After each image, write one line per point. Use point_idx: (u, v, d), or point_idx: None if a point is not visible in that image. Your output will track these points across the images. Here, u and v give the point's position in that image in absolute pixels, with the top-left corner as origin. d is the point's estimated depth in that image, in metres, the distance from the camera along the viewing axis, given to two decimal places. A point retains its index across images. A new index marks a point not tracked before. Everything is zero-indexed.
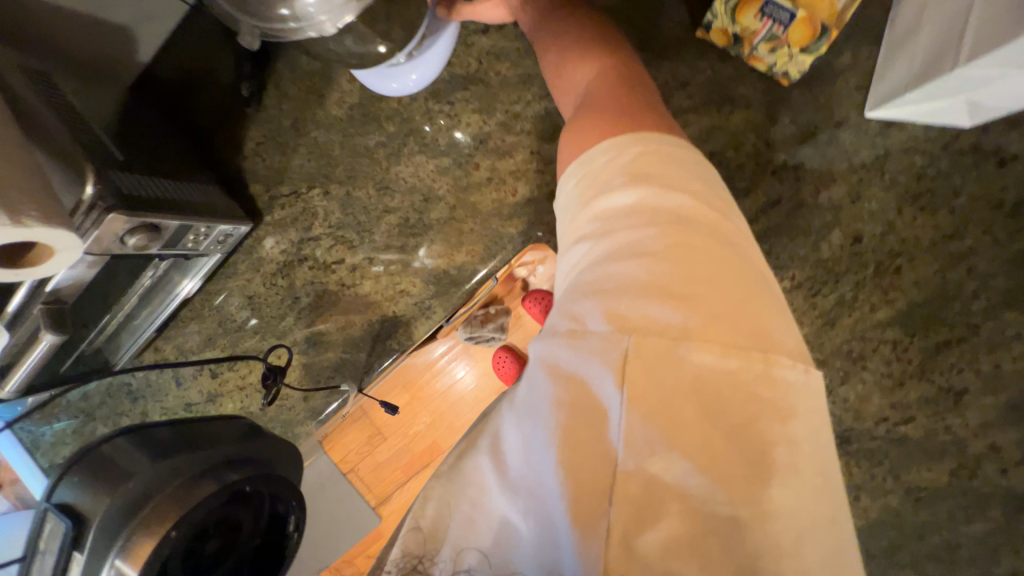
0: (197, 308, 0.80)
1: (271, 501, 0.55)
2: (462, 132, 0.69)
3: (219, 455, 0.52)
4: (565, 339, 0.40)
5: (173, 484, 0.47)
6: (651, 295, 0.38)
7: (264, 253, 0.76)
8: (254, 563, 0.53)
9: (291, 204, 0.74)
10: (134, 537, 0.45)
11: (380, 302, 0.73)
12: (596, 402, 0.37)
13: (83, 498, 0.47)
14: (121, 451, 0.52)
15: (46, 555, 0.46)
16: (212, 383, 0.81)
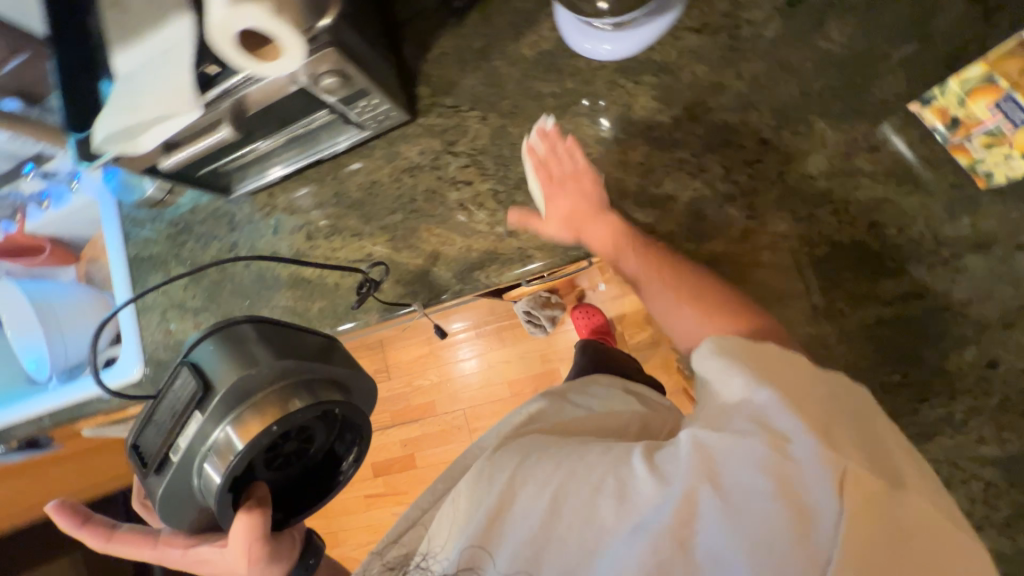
0: (321, 173, 0.85)
1: (344, 426, 0.66)
2: (606, 121, 0.70)
3: (311, 376, 0.59)
4: (762, 439, 0.41)
5: (277, 385, 0.58)
6: (836, 425, 0.41)
7: (403, 149, 0.80)
8: (310, 480, 0.67)
9: (447, 115, 0.78)
10: (240, 417, 0.56)
11: (485, 232, 0.75)
12: (797, 508, 0.38)
13: (211, 371, 0.59)
14: (253, 336, 0.61)
15: (174, 399, 0.60)
16: (302, 243, 0.85)
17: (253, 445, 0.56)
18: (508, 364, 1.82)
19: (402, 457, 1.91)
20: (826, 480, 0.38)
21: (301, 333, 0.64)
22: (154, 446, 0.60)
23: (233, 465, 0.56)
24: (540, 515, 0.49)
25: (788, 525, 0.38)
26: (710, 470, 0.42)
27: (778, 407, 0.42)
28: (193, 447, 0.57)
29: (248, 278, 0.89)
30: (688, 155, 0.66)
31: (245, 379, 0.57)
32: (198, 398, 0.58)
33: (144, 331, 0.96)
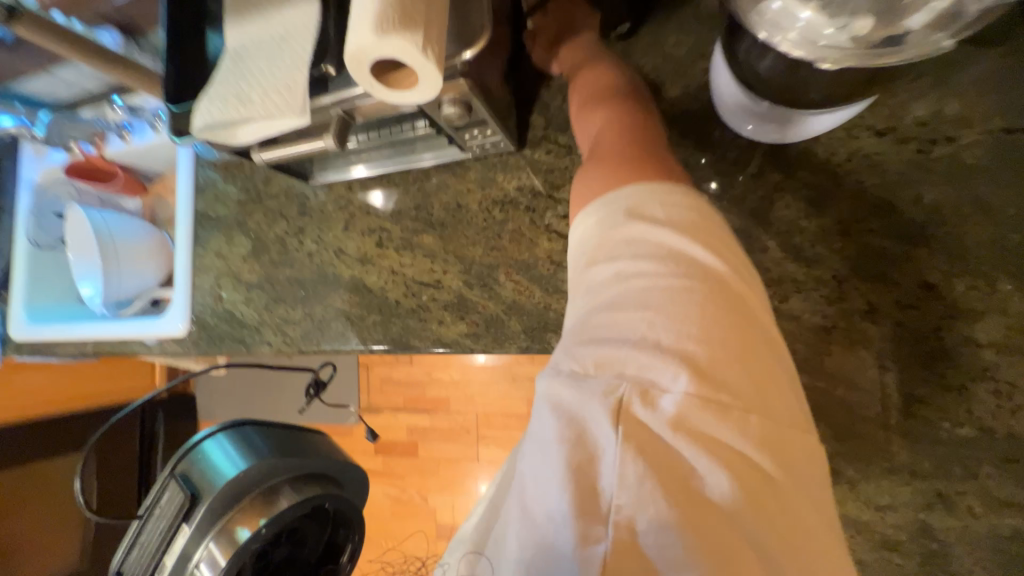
0: (407, 181, 0.79)
1: (336, 524, 0.84)
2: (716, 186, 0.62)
3: (295, 472, 0.73)
4: (564, 374, 0.36)
5: (251, 495, 0.70)
6: (653, 321, 0.35)
7: (500, 179, 0.73)
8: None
9: (558, 155, 0.70)
10: (223, 535, 0.68)
11: (569, 295, 0.68)
12: (581, 434, 0.34)
13: (196, 482, 0.71)
14: (231, 445, 0.73)
15: (157, 519, 0.71)
16: (370, 249, 0.80)
17: (245, 549, 0.68)
18: (531, 382, 1.77)
19: (405, 443, 1.91)
20: (609, 372, 0.35)
21: (290, 437, 0.78)
22: (142, 561, 0.71)
23: (221, 571, 0.67)
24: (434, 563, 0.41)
25: (589, 462, 0.33)
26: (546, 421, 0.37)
27: (585, 320, 0.38)
28: (185, 557, 0.68)
29: (307, 269, 0.85)
30: (828, 277, 0.57)
31: (238, 481, 0.69)
32: (187, 509, 0.70)
33: (196, 291, 0.94)
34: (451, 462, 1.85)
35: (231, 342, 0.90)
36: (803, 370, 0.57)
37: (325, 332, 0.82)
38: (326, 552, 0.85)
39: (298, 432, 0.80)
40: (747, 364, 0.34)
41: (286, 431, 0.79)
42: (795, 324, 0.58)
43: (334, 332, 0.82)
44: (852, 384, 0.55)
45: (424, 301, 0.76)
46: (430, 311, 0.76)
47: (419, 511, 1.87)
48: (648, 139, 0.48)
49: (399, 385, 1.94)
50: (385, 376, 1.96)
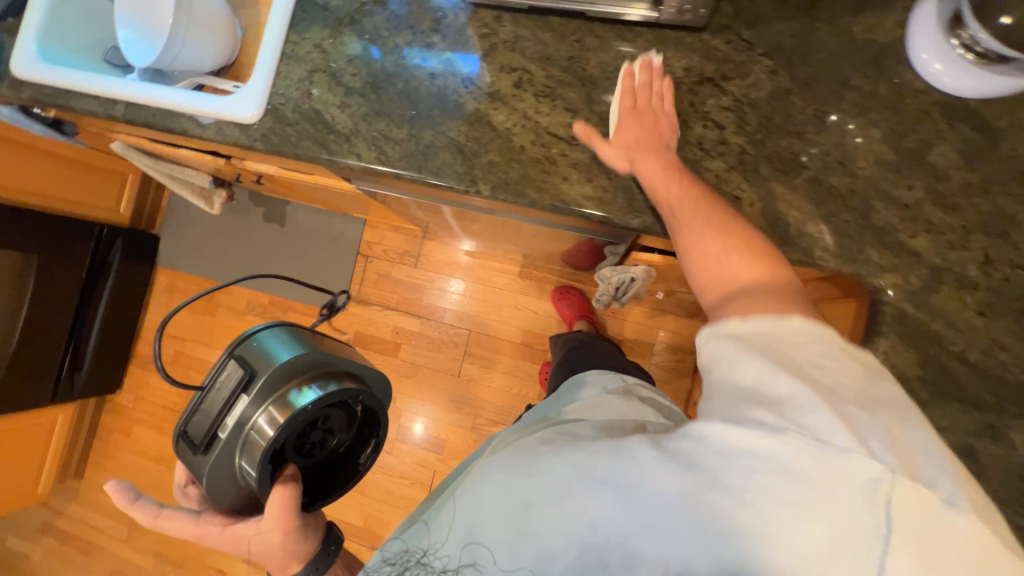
0: (566, 28, 0.75)
1: (365, 424, 0.84)
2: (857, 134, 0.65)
3: (335, 364, 0.78)
4: (783, 437, 0.44)
5: (301, 377, 0.73)
6: (855, 414, 0.44)
7: (669, 54, 0.71)
8: (337, 469, 0.83)
9: (736, 47, 0.69)
10: (278, 401, 0.72)
11: (710, 184, 0.68)
12: (806, 501, 0.42)
13: (252, 361, 0.74)
14: (281, 337, 0.78)
15: (218, 391, 0.74)
16: (505, 87, 0.76)
17: (298, 413, 0.70)
18: (532, 314, 1.79)
19: (388, 342, 1.87)
20: (845, 481, 0.42)
21: (327, 343, 0.84)
22: (202, 430, 0.73)
23: (274, 435, 0.69)
24: (518, 532, 0.53)
25: (804, 521, 0.42)
26: (717, 456, 0.46)
27: (797, 395, 0.45)
28: (241, 424, 0.71)
29: (425, 89, 0.78)
30: (959, 225, 0.62)
31: (290, 363, 0.74)
32: (245, 382, 0.73)
33: (278, 81, 0.83)
34: (430, 371, 1.84)
35: (310, 145, 0.81)
36: (912, 300, 0.62)
37: (429, 158, 0.77)
38: (347, 449, 0.84)
39: (330, 341, 0.85)
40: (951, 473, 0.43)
41: (326, 343, 0.84)
42: (915, 259, 0.63)
43: (441, 162, 0.77)
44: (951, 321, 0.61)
45: (551, 155, 0.73)
46: (553, 167, 0.74)
47: None
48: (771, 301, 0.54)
49: (397, 284, 1.88)
50: (383, 272, 1.89)
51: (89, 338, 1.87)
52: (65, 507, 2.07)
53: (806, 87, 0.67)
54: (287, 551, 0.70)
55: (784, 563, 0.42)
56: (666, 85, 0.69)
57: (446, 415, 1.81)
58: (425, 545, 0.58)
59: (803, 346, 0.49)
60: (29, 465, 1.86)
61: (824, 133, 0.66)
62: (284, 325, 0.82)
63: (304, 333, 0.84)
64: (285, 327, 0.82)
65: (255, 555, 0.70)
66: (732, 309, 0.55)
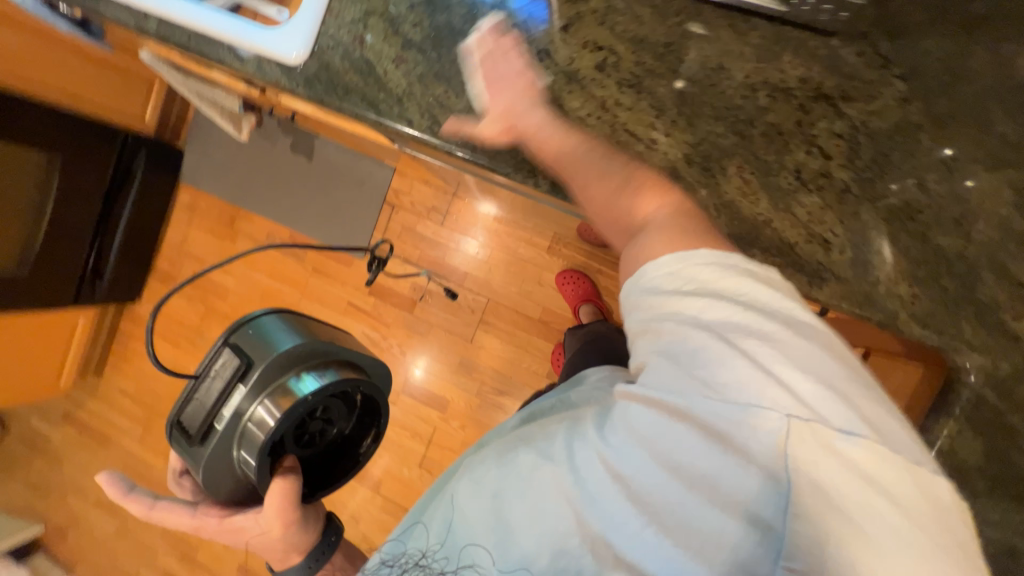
0: (671, 7, 0.64)
1: (367, 413, 0.82)
2: (983, 190, 0.57)
3: (333, 354, 0.75)
4: (683, 385, 0.46)
5: (296, 367, 0.71)
6: (755, 346, 0.45)
7: (785, 57, 0.61)
8: (337, 459, 0.81)
9: (869, 62, 0.59)
10: (276, 393, 0.70)
11: (800, 221, 0.60)
12: (716, 446, 0.44)
13: (250, 350, 0.72)
14: (276, 326, 0.76)
15: (213, 380, 0.72)
16: (585, 68, 0.66)
17: (297, 406, 0.69)
18: (554, 292, 1.75)
19: (404, 296, 1.85)
20: (748, 420, 0.43)
21: (326, 331, 0.81)
22: (197, 420, 0.72)
23: (272, 431, 0.67)
24: (490, 522, 0.55)
25: (720, 463, 0.44)
26: (645, 430, 0.48)
27: (698, 342, 0.46)
28: (237, 418, 0.69)
29: (494, 55, 0.69)
30: None
31: (289, 353, 0.72)
32: (242, 372, 0.71)
33: (329, 20, 0.74)
34: (443, 332, 1.83)
35: (358, 100, 0.73)
36: (995, 386, 0.57)
37: None
38: (348, 438, 0.82)
39: (328, 328, 0.83)
40: (850, 397, 0.43)
41: (324, 330, 0.81)
42: (1011, 342, 0.57)
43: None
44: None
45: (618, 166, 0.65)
46: None
47: (393, 363, 1.86)
48: (684, 220, 0.55)
49: (421, 239, 1.83)
50: (408, 225, 1.83)
51: (111, 249, 1.88)
52: (84, 401, 2.18)
53: (941, 124, 0.58)
54: (287, 541, 0.71)
55: (720, 511, 0.44)
56: (510, 41, 0.66)
57: (453, 377, 1.82)
58: (422, 547, 0.59)
59: (707, 287, 0.48)
60: (52, 360, 1.94)
61: (946, 183, 0.58)
62: (279, 313, 0.79)
63: (303, 320, 0.81)
64: (280, 315, 0.78)
65: (254, 545, 0.71)
66: (643, 249, 0.53)
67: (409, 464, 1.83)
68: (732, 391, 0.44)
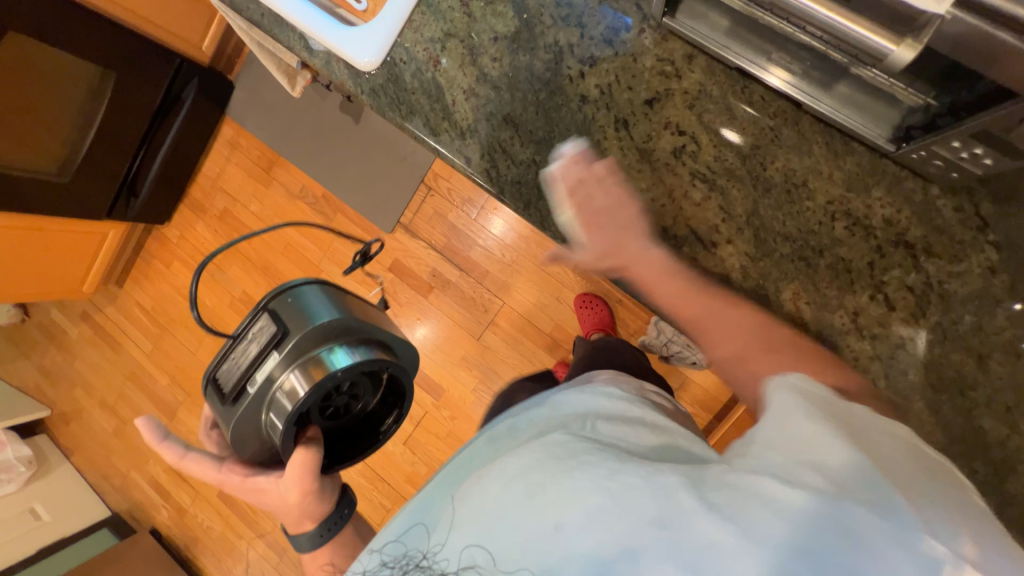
0: (766, 109, 0.59)
1: (394, 393, 0.76)
2: None
3: (370, 332, 0.70)
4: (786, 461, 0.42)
5: (330, 340, 0.67)
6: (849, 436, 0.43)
7: (876, 192, 0.57)
8: (358, 435, 0.75)
9: (963, 220, 0.55)
10: (305, 365, 0.65)
11: (843, 365, 0.58)
12: (828, 531, 0.38)
13: (287, 319, 0.68)
14: (316, 294, 0.71)
15: (252, 342, 0.69)
16: (663, 151, 0.62)
17: (326, 381, 0.64)
18: (569, 311, 1.74)
19: (422, 280, 1.85)
20: (857, 509, 0.38)
21: (364, 308, 0.76)
22: (232, 379, 0.69)
23: (300, 402, 0.63)
24: (516, 538, 0.45)
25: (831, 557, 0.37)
26: (740, 497, 0.41)
27: (797, 420, 0.44)
28: (268, 385, 0.66)
29: (569, 112, 0.65)
30: None
31: (323, 325, 0.67)
32: (277, 339, 0.67)
33: (408, 32, 0.70)
34: (452, 324, 1.84)
35: (420, 124, 0.70)
36: None
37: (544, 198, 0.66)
38: (371, 413, 0.76)
39: (366, 304, 0.78)
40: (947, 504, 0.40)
41: (362, 305, 0.76)
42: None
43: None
44: None
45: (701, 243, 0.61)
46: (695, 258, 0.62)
47: None
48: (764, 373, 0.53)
49: (450, 228, 1.81)
50: (440, 211, 1.81)
51: (151, 171, 1.88)
52: (103, 307, 2.26)
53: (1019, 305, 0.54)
54: (302, 509, 0.67)
55: None
56: (591, 175, 0.61)
57: (453, 368, 1.84)
58: (423, 548, 0.50)
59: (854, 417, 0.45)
60: (79, 264, 2.00)
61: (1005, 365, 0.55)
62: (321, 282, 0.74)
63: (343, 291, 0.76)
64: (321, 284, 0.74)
65: (272, 508, 0.68)
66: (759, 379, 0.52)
67: (394, 440, 1.89)
68: (835, 475, 0.41)
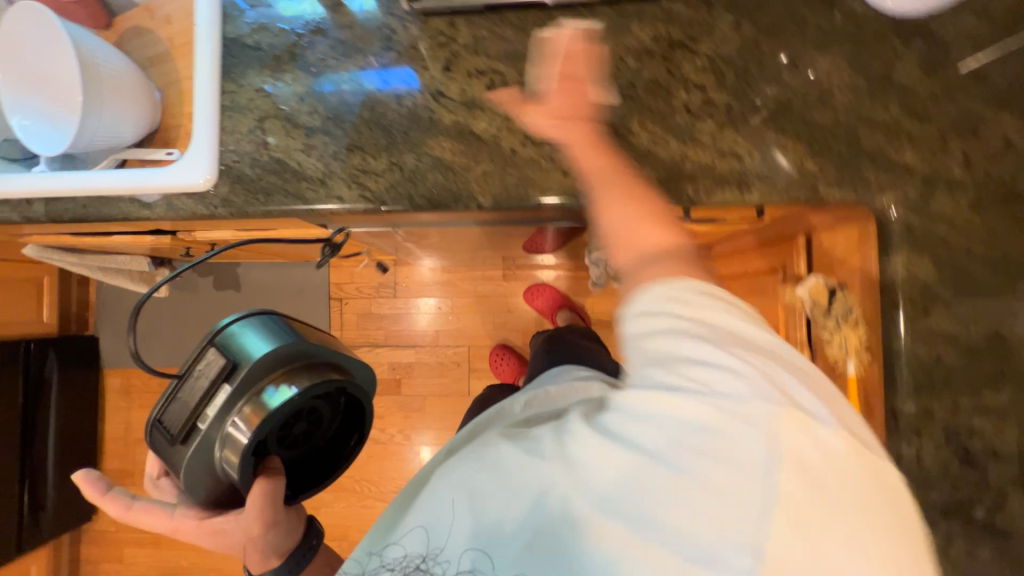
0: (528, 22, 0.73)
1: (353, 411, 0.77)
2: (825, 68, 0.68)
3: (320, 359, 0.70)
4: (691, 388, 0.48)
5: (280, 372, 0.66)
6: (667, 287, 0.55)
7: (635, 27, 0.71)
8: (320, 463, 0.76)
9: (696, 9, 0.70)
10: (254, 398, 0.65)
11: (708, 146, 0.69)
12: (722, 432, 0.47)
13: (235, 349, 0.67)
14: (259, 324, 0.70)
15: (198, 378, 0.67)
16: (481, 93, 0.72)
17: (275, 413, 0.64)
18: (526, 313, 1.76)
19: (386, 380, 1.78)
20: (738, 402, 0.47)
21: (310, 330, 0.76)
22: (181, 418, 0.67)
23: (253, 435, 0.63)
24: (468, 513, 0.56)
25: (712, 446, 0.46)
26: (596, 451, 0.51)
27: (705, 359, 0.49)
28: (223, 414, 0.65)
29: (395, 112, 0.73)
30: (934, 132, 0.66)
31: (272, 356, 0.67)
32: (228, 372, 0.66)
33: (226, 136, 0.75)
34: (438, 397, 1.77)
35: (283, 197, 0.74)
36: (913, 211, 0.66)
37: (419, 185, 0.72)
38: (331, 442, 0.77)
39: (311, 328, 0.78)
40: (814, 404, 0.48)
41: (310, 333, 0.76)
42: (906, 172, 0.66)
43: (414, 191, 0.72)
44: (949, 221, 0.66)
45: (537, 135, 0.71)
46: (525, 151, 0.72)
47: (402, 449, 1.76)
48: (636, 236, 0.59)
49: (381, 318, 1.79)
50: (362, 310, 1.79)
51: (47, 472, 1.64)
52: None
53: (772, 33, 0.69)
54: (266, 547, 0.64)
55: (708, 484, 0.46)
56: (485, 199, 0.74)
57: None
58: (423, 552, 0.57)
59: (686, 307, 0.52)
60: None
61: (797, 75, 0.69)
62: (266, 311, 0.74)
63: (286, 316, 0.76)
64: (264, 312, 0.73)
65: (233, 549, 0.64)
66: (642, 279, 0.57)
67: None
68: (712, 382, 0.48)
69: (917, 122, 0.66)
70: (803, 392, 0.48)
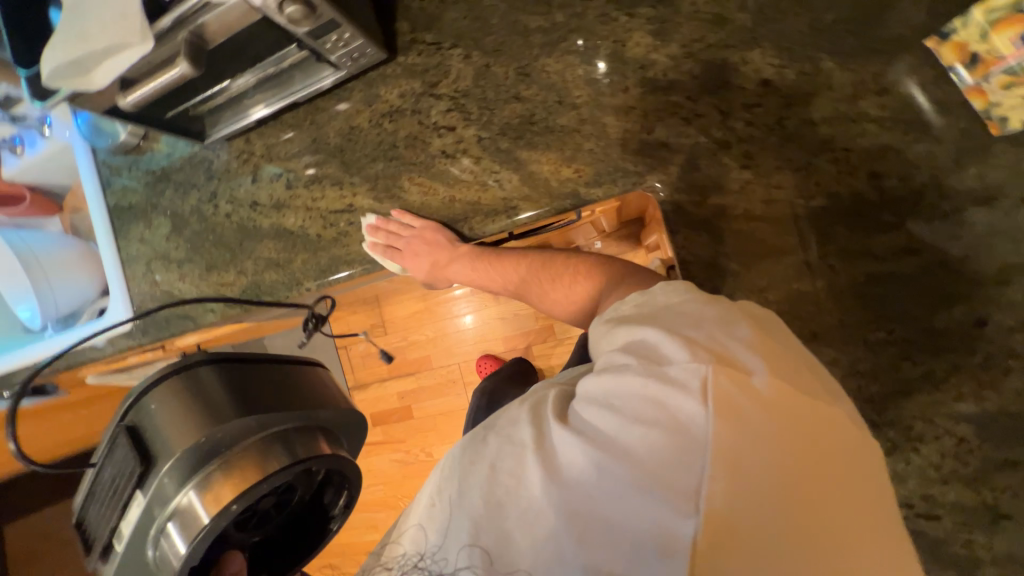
0: (300, 118, 0.80)
1: (330, 472, 0.57)
2: (563, 70, 0.66)
3: (282, 427, 0.51)
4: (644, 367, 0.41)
5: (240, 453, 0.49)
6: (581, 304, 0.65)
7: (382, 92, 0.75)
8: (299, 536, 0.58)
9: (429, 54, 0.72)
10: (192, 487, 0.48)
11: (470, 184, 0.71)
12: (677, 428, 0.38)
13: (152, 439, 0.50)
14: (201, 397, 0.50)
15: (114, 475, 0.51)
16: (282, 193, 0.82)
17: (212, 526, 0.48)
18: (501, 321, 1.81)
19: (398, 409, 1.93)
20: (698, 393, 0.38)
21: (288, 387, 0.55)
22: (98, 525, 0.52)
23: (192, 542, 0.47)
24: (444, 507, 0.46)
25: (666, 437, 0.38)
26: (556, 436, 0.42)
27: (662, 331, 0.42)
28: (153, 511, 0.48)
29: (230, 229, 0.86)
30: (683, 100, 0.61)
31: (202, 445, 0.48)
32: (139, 474, 0.49)
33: (131, 283, 0.94)
34: (446, 415, 1.88)
35: (176, 321, 0.91)
36: (678, 188, 0.62)
37: (258, 286, 0.84)
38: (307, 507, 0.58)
39: (283, 378, 0.56)
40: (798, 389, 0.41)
41: (277, 387, 0.54)
42: (661, 150, 0.62)
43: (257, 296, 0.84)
44: (722, 189, 0.61)
45: (335, 222, 0.79)
46: (325, 234, 0.80)
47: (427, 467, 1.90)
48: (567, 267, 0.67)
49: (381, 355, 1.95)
50: (363, 352, 1.98)
51: None
52: None
53: (505, 57, 0.69)
54: None
55: (666, 473, 0.37)
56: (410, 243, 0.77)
57: None
58: (421, 551, 0.47)
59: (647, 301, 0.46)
60: None
61: (531, 88, 0.67)
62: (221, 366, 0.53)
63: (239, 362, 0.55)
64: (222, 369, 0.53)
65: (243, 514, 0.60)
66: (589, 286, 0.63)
67: None
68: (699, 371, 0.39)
69: (659, 94, 0.62)
70: (736, 346, 0.40)
